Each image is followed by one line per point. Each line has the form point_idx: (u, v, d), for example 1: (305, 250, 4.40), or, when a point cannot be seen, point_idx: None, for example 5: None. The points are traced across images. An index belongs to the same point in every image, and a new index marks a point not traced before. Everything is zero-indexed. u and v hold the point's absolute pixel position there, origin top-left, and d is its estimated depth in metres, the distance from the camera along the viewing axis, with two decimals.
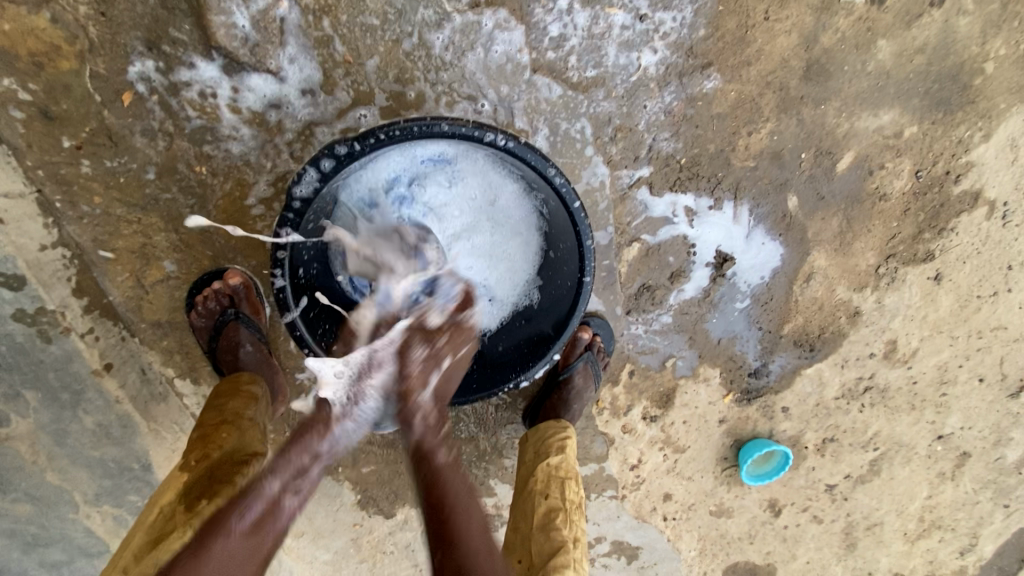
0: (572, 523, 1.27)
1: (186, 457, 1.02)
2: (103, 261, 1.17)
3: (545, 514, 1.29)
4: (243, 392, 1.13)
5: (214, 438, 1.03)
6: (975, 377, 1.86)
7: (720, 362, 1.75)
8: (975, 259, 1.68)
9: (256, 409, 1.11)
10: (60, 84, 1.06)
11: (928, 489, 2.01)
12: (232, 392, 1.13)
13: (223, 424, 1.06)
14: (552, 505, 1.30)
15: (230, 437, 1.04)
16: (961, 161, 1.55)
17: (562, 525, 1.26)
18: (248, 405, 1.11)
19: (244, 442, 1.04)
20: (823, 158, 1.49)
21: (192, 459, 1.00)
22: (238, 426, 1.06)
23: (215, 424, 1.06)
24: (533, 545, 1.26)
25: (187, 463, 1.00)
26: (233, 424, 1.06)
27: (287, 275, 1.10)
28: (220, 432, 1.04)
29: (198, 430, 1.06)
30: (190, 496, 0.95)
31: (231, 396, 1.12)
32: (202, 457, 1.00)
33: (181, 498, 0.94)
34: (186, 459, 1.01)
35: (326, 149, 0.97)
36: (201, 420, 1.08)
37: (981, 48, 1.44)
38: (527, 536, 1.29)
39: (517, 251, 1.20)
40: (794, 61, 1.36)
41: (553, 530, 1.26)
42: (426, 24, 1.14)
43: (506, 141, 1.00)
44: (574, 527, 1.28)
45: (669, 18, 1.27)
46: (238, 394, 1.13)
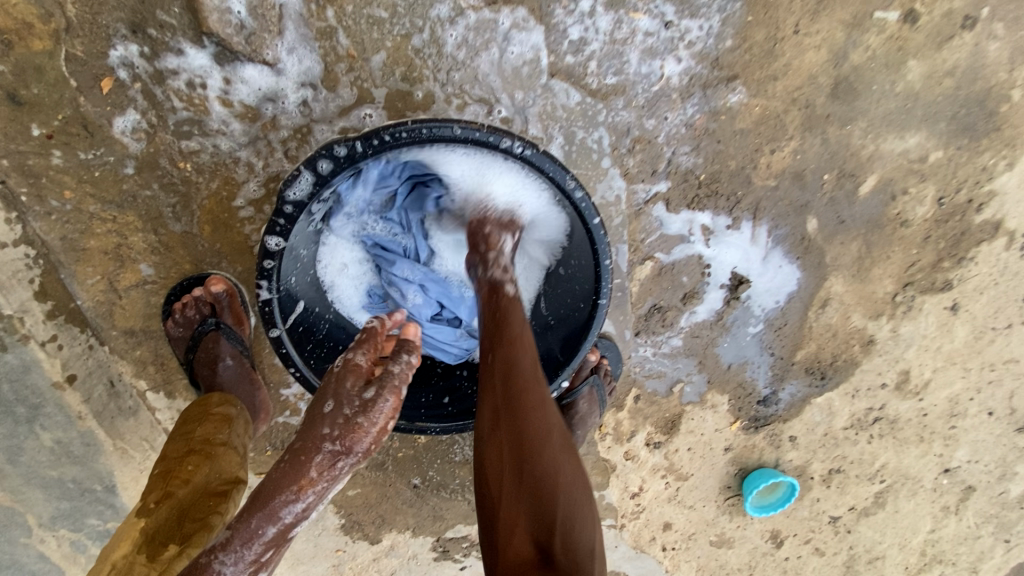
0: None
1: (148, 496, 0.94)
2: (72, 262, 1.07)
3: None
4: (213, 415, 1.02)
5: (178, 473, 0.94)
6: (986, 411, 1.80)
7: (729, 388, 1.68)
8: (993, 290, 1.62)
9: (230, 433, 1.01)
10: (31, 66, 0.96)
11: (933, 524, 1.94)
12: (202, 416, 1.02)
13: (190, 455, 0.97)
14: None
15: (199, 471, 0.95)
16: (983, 190, 1.50)
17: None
18: (220, 429, 1.01)
19: (215, 473, 0.96)
20: (845, 181, 1.42)
21: (152, 500, 0.92)
22: (209, 456, 0.97)
23: (182, 456, 0.96)
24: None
25: (148, 505, 0.92)
26: (203, 455, 0.96)
27: (274, 286, 0.97)
28: (190, 466, 0.95)
29: (164, 462, 0.97)
30: (153, 544, 0.87)
31: (201, 420, 1.02)
32: (166, 497, 0.92)
33: (143, 547, 0.86)
34: (149, 498, 0.93)
35: (325, 149, 0.87)
36: (167, 450, 0.99)
37: (1011, 73, 1.39)
38: None
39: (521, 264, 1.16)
40: (821, 78, 1.30)
41: None
42: (439, 19, 1.05)
43: (523, 149, 0.92)
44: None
45: (696, 26, 1.20)
46: (207, 418, 1.02)
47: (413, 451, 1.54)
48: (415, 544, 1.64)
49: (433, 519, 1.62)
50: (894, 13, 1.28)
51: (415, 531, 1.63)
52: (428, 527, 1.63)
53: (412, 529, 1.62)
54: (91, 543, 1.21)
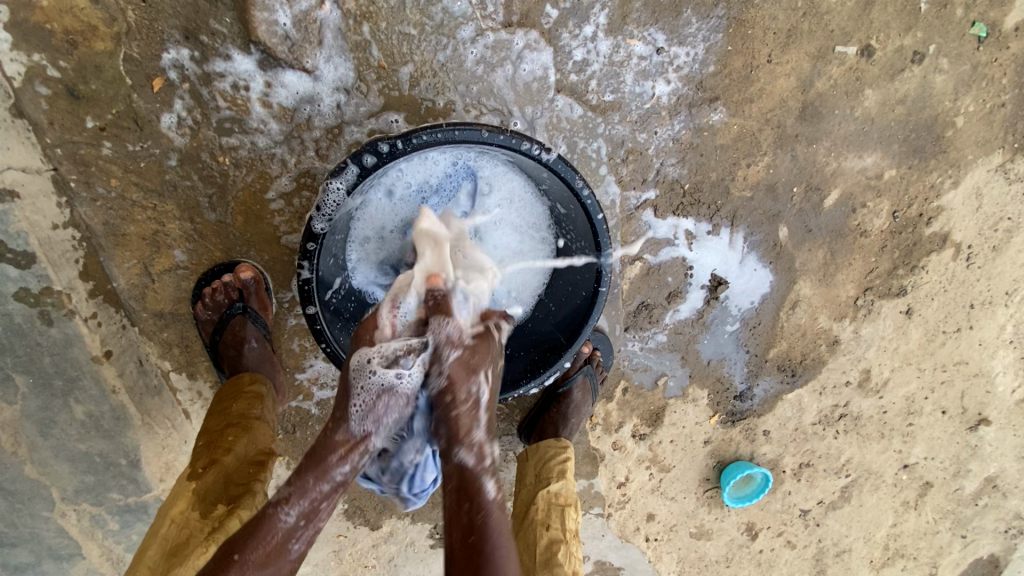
0: (572, 555, 1.26)
1: (195, 462, 1.03)
2: (112, 246, 1.14)
3: (547, 546, 1.27)
4: (247, 392, 1.12)
5: (220, 442, 1.03)
6: (939, 409, 1.97)
7: (709, 383, 1.81)
8: (942, 296, 1.81)
9: (263, 408, 1.11)
10: (91, 64, 1.05)
11: (894, 517, 2.10)
12: (236, 394, 1.11)
13: (229, 427, 1.06)
14: (553, 537, 1.29)
15: (240, 441, 1.04)
16: (932, 205, 1.69)
17: (565, 559, 1.24)
18: (254, 406, 1.10)
19: (253, 444, 1.05)
20: (812, 194, 1.59)
21: (200, 466, 1.01)
22: (247, 429, 1.07)
23: (222, 428, 1.06)
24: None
25: (196, 470, 1.01)
26: (241, 427, 1.06)
27: (313, 268, 1.07)
28: (232, 437, 1.04)
29: (205, 434, 1.06)
30: (205, 502, 0.98)
31: (236, 397, 1.11)
32: (211, 464, 1.01)
33: (197, 506, 0.97)
34: (196, 463, 1.02)
35: (370, 145, 1.00)
36: (206, 424, 1.08)
37: (953, 104, 1.59)
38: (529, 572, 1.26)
39: (530, 261, 1.26)
40: (791, 102, 1.47)
41: (554, 565, 1.24)
42: (462, 38, 1.19)
43: (540, 151, 1.05)
44: (574, 560, 1.27)
45: (683, 53, 1.36)
46: (242, 395, 1.11)
47: None
48: (413, 531, 1.71)
49: (432, 506, 1.69)
50: (853, 48, 1.47)
51: (413, 518, 1.69)
52: (427, 514, 1.70)
53: (411, 516, 1.69)
54: (109, 517, 1.26)
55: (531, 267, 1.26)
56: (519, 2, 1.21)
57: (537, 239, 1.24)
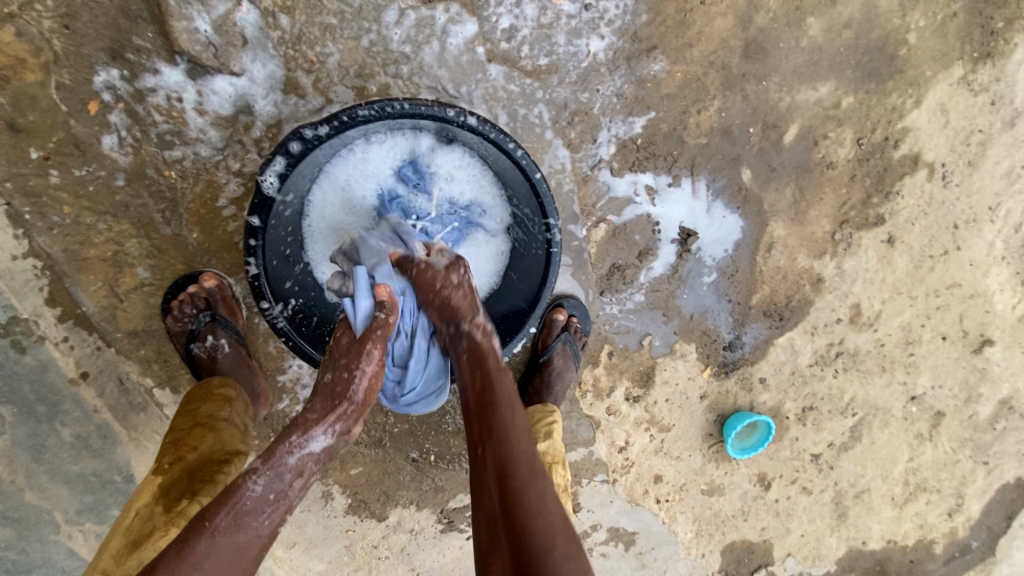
0: (559, 507, 1.30)
1: (162, 459, 1.06)
2: (75, 271, 1.18)
3: None
4: (216, 395, 1.14)
5: (187, 441, 1.06)
6: (939, 335, 1.94)
7: (696, 337, 1.81)
8: (924, 220, 1.78)
9: (231, 410, 1.13)
10: (25, 96, 1.08)
11: (909, 451, 2.07)
12: (206, 396, 1.14)
13: (196, 428, 1.08)
14: None
15: (205, 439, 1.06)
16: (897, 127, 1.66)
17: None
18: (223, 407, 1.12)
19: (219, 443, 1.08)
20: (770, 132, 1.57)
21: (166, 462, 1.04)
22: (213, 428, 1.09)
23: (190, 427, 1.08)
24: None
25: (162, 466, 1.04)
26: (207, 427, 1.08)
27: (261, 263, 1.10)
28: (196, 435, 1.06)
29: (174, 432, 1.09)
30: (168, 496, 1.00)
31: (205, 399, 1.13)
32: (177, 460, 1.04)
33: (160, 500, 0.99)
34: (162, 461, 1.05)
35: (294, 133, 1.01)
36: (175, 423, 1.11)
37: (902, 21, 1.56)
38: None
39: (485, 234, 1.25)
40: (732, 41, 1.45)
41: None
42: (386, 22, 1.20)
43: (464, 116, 1.06)
44: None
45: (612, 6, 1.35)
46: (211, 397, 1.13)
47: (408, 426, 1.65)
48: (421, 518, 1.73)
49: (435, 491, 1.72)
50: None
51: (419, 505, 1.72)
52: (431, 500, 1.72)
53: (416, 503, 1.71)
54: None
55: (490, 243, 1.27)
56: None
57: (488, 211, 1.23)
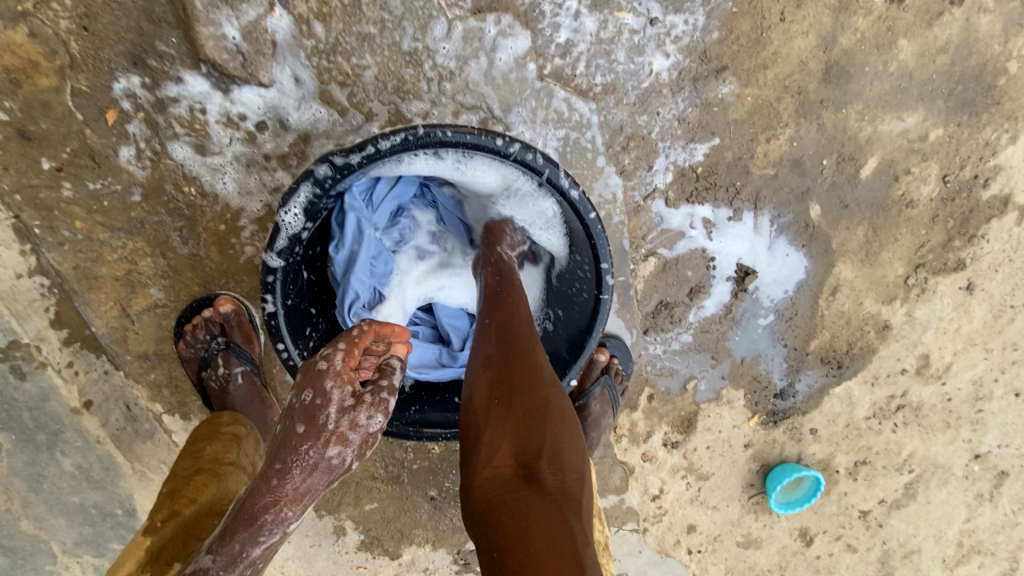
0: None
1: (154, 514, 0.91)
2: (85, 290, 1.10)
3: None
4: (223, 434, 1.02)
5: (185, 492, 0.92)
6: (1015, 393, 1.74)
7: (745, 382, 1.65)
8: (1009, 266, 1.59)
9: (238, 453, 1.01)
10: (39, 102, 1.00)
11: (966, 512, 1.87)
12: (211, 435, 1.02)
13: (198, 475, 0.95)
14: None
15: (207, 489, 0.93)
16: (989, 164, 1.47)
17: None
18: (229, 449, 1.00)
19: (222, 493, 0.94)
20: (845, 164, 1.41)
21: (159, 519, 0.89)
22: (216, 476, 0.95)
23: (189, 474, 0.95)
24: None
25: (154, 524, 0.89)
26: (211, 474, 0.95)
27: (278, 301, 0.97)
28: (197, 484, 0.93)
29: (172, 480, 0.96)
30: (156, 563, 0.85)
31: (210, 439, 1.01)
32: (172, 517, 0.89)
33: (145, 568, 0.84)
34: (155, 516, 0.90)
35: (322, 158, 0.89)
36: (175, 467, 0.97)
37: (1005, 47, 1.38)
38: None
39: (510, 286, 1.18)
40: (811, 64, 1.30)
41: None
42: (433, 35, 1.08)
43: (516, 147, 0.92)
44: None
45: (681, 21, 1.21)
46: (217, 437, 1.01)
47: (428, 463, 1.53)
48: (435, 558, 1.62)
49: (452, 531, 1.61)
50: None
51: (435, 544, 1.61)
52: (448, 540, 1.62)
53: (431, 542, 1.61)
54: None
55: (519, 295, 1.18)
56: None
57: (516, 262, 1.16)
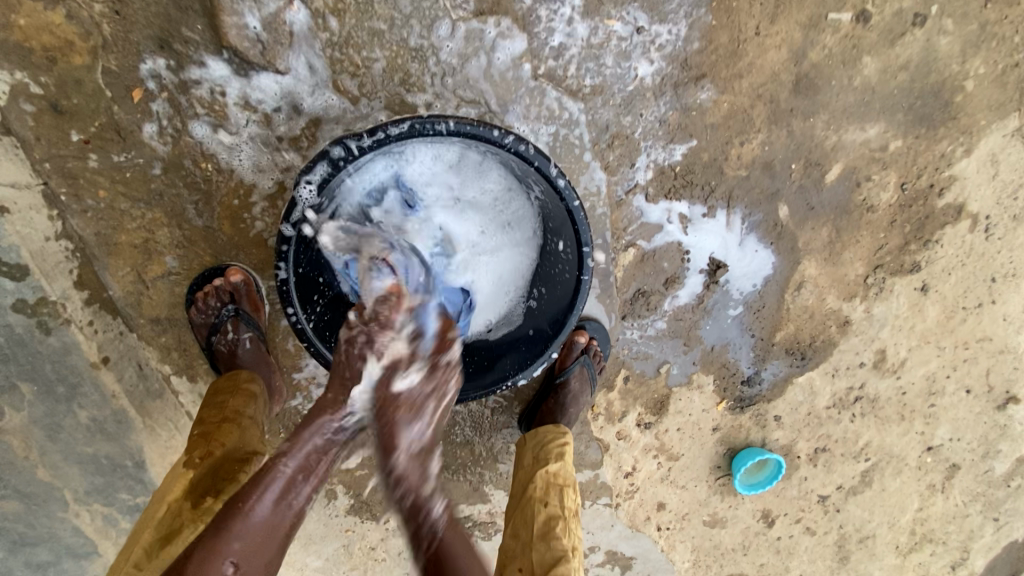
0: (570, 531, 1.29)
1: (190, 453, 1.04)
2: (105, 255, 1.18)
3: (545, 522, 1.30)
4: (242, 390, 1.13)
5: (216, 436, 1.05)
6: (963, 388, 1.89)
7: (714, 369, 1.78)
8: (961, 270, 1.72)
9: (256, 408, 1.13)
10: (72, 79, 1.08)
11: (919, 501, 2.02)
12: (233, 389, 1.14)
13: (224, 422, 1.08)
14: (551, 513, 1.31)
15: (232, 435, 1.06)
16: (944, 175, 1.60)
17: (562, 533, 1.27)
18: (249, 404, 1.12)
19: (243, 440, 1.07)
20: (812, 170, 1.53)
21: (195, 457, 1.03)
22: (239, 424, 1.08)
23: (216, 422, 1.08)
24: (532, 555, 1.26)
25: (191, 461, 1.02)
26: (234, 423, 1.08)
27: (290, 269, 1.08)
28: (222, 431, 1.06)
29: (200, 426, 1.09)
30: (194, 494, 0.99)
31: (232, 394, 1.13)
32: (205, 456, 1.03)
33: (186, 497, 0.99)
34: (191, 454, 1.03)
35: (336, 142, 0.98)
36: (202, 415, 1.10)
37: (961, 67, 1.50)
38: (526, 545, 1.29)
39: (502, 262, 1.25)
40: (784, 75, 1.41)
41: (552, 538, 1.27)
42: (437, 33, 1.18)
43: (510, 139, 1.03)
44: (572, 536, 1.29)
45: (665, 31, 1.32)
46: (238, 392, 1.13)
47: None
48: None
49: None
50: (848, 14, 1.40)
51: None
52: None
53: None
54: (121, 517, 1.32)
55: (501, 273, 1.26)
56: None
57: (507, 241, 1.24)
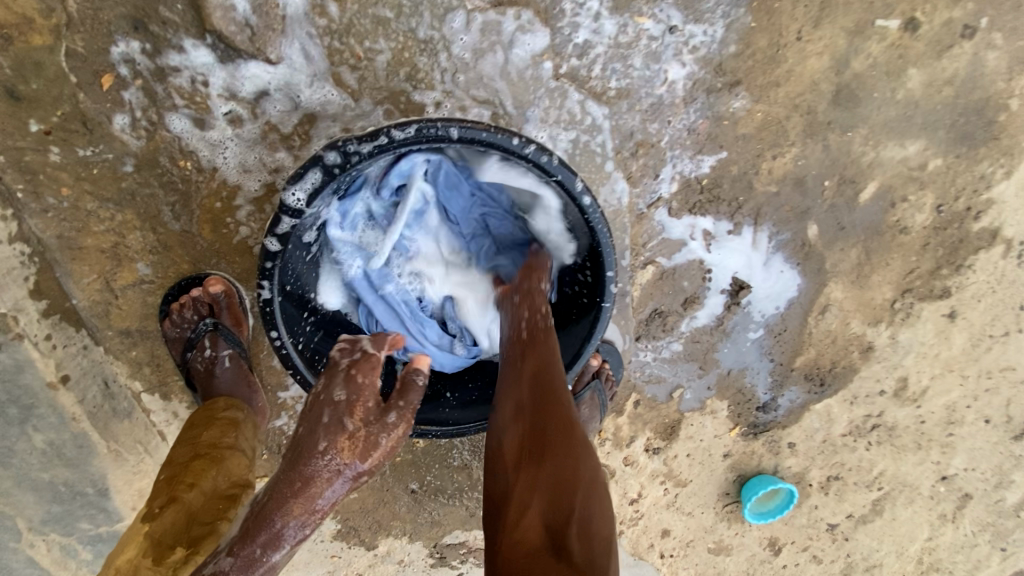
0: None
1: (153, 498, 0.92)
2: (68, 261, 1.05)
3: None
4: (220, 420, 1.01)
5: (184, 477, 0.92)
6: (983, 419, 1.79)
7: (729, 394, 1.67)
8: (991, 297, 1.62)
9: (236, 437, 1.00)
10: (31, 61, 0.95)
11: (930, 531, 1.93)
12: (208, 421, 1.01)
13: (195, 459, 0.95)
14: None
15: (206, 475, 0.93)
16: (982, 198, 1.50)
17: None
18: (227, 434, 0.99)
19: (222, 477, 0.94)
20: (845, 187, 1.43)
21: (157, 504, 0.90)
22: (214, 460, 0.95)
23: (186, 461, 0.95)
24: None
25: (153, 509, 0.90)
26: (209, 459, 0.94)
27: (276, 287, 0.96)
28: (195, 471, 0.92)
29: (168, 468, 0.96)
30: (161, 546, 0.86)
31: (206, 427, 1.01)
32: (171, 500, 0.90)
33: (149, 551, 0.85)
34: (154, 500, 0.91)
35: (333, 144, 0.86)
36: (171, 453, 0.98)
37: (1008, 84, 1.39)
38: None
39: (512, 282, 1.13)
40: (823, 85, 1.30)
41: None
42: (450, 25, 1.06)
43: (532, 150, 0.90)
44: None
45: (700, 31, 1.20)
46: (214, 423, 1.01)
47: (411, 456, 1.52)
48: (411, 550, 1.62)
49: (430, 525, 1.61)
50: (895, 21, 1.29)
51: (412, 536, 1.61)
52: (426, 533, 1.62)
53: (409, 534, 1.61)
54: (81, 548, 1.19)
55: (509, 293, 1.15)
56: None
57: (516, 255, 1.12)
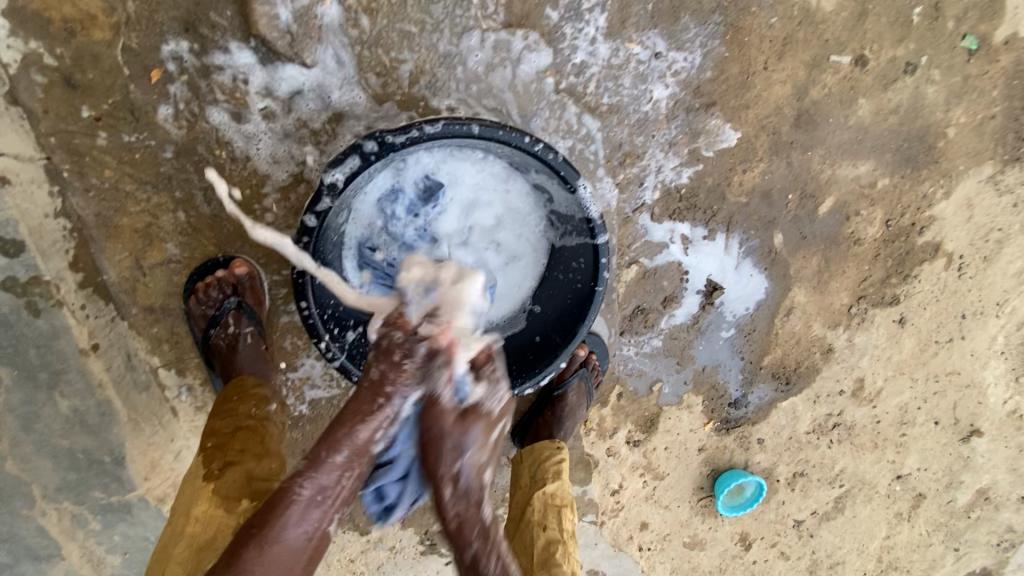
0: (570, 555, 1.29)
1: (206, 465, 1.03)
2: (103, 238, 1.14)
3: (544, 547, 1.30)
4: (252, 394, 1.12)
5: (234, 445, 1.04)
6: (932, 420, 1.96)
7: (704, 390, 1.81)
8: (935, 305, 1.80)
9: (270, 409, 1.13)
10: (89, 53, 1.06)
11: (887, 529, 2.08)
12: (241, 397, 1.12)
13: (239, 430, 1.07)
14: (551, 538, 1.31)
15: (253, 442, 1.06)
16: (924, 215, 1.69)
17: (562, 560, 1.27)
18: (261, 407, 1.12)
19: (268, 444, 1.08)
20: (807, 201, 1.60)
21: (213, 469, 1.02)
22: (258, 429, 1.08)
23: (230, 432, 1.06)
24: None
25: (209, 473, 1.01)
26: (253, 428, 1.08)
27: (307, 262, 1.08)
28: (243, 439, 1.05)
29: (213, 438, 1.06)
30: (228, 499, 0.98)
31: (240, 401, 1.11)
32: (227, 465, 1.02)
33: (220, 504, 0.97)
34: (208, 466, 1.02)
35: (372, 135, 1.00)
36: (212, 426, 1.08)
37: (945, 115, 1.59)
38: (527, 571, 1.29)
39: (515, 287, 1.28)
40: (786, 109, 1.49)
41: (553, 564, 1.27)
42: (466, 41, 1.20)
43: (539, 146, 1.06)
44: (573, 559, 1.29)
45: (681, 58, 1.38)
46: (247, 397, 1.11)
47: None
48: (403, 537, 1.68)
49: (423, 511, 1.67)
50: (847, 57, 1.48)
51: (404, 523, 1.67)
52: (417, 519, 1.68)
53: (401, 521, 1.67)
54: (91, 518, 1.27)
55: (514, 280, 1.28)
56: (519, 4, 1.22)
57: (525, 261, 1.27)
